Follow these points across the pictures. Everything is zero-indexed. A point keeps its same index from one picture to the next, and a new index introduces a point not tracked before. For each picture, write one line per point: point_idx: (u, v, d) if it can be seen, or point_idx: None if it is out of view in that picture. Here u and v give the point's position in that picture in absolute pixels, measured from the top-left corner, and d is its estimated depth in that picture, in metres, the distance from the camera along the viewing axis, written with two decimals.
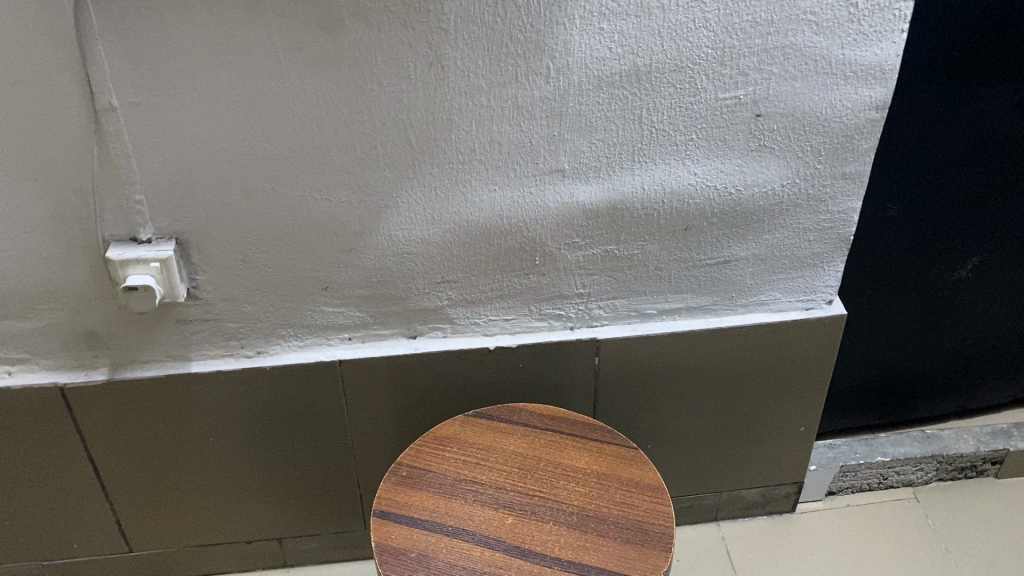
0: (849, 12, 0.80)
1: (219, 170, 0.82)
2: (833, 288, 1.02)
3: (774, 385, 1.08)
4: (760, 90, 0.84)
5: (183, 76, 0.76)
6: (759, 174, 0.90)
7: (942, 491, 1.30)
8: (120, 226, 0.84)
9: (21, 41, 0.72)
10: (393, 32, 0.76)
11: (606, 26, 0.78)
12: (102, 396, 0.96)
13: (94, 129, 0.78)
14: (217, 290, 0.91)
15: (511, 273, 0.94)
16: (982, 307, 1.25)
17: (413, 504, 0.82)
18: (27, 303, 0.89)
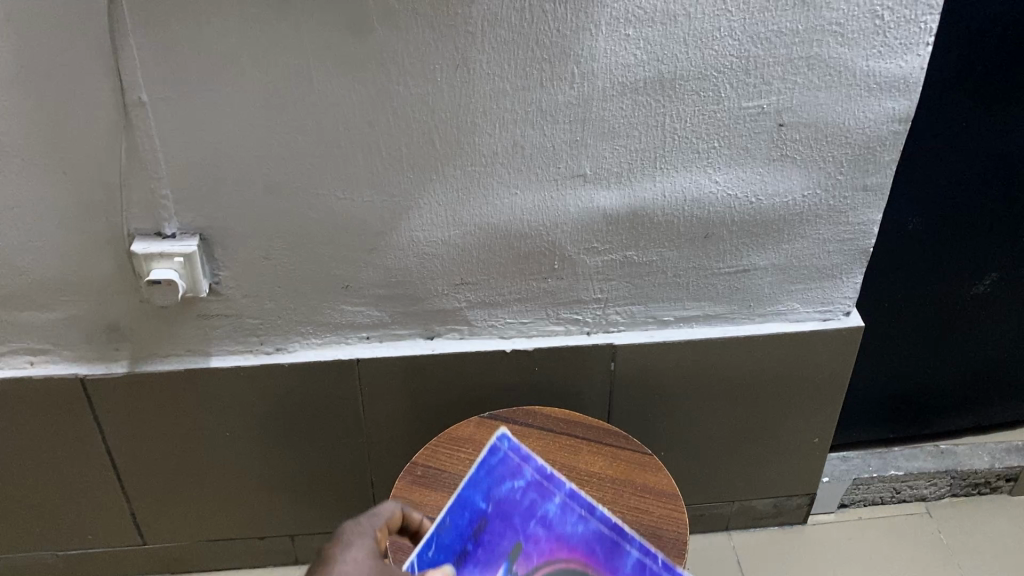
0: (874, 24, 0.80)
1: (246, 167, 0.83)
2: (851, 299, 1.02)
3: (789, 394, 1.08)
4: (784, 101, 0.84)
5: (213, 74, 0.77)
6: (781, 184, 0.90)
7: (955, 506, 1.30)
8: (145, 220, 0.85)
9: (55, 35, 0.73)
10: (421, 34, 0.76)
11: (631, 33, 0.78)
12: (123, 388, 0.97)
13: (123, 123, 0.79)
14: (238, 286, 0.92)
15: (530, 277, 0.95)
16: (1000, 325, 1.24)
17: (428, 504, 0.82)
18: (51, 294, 0.90)
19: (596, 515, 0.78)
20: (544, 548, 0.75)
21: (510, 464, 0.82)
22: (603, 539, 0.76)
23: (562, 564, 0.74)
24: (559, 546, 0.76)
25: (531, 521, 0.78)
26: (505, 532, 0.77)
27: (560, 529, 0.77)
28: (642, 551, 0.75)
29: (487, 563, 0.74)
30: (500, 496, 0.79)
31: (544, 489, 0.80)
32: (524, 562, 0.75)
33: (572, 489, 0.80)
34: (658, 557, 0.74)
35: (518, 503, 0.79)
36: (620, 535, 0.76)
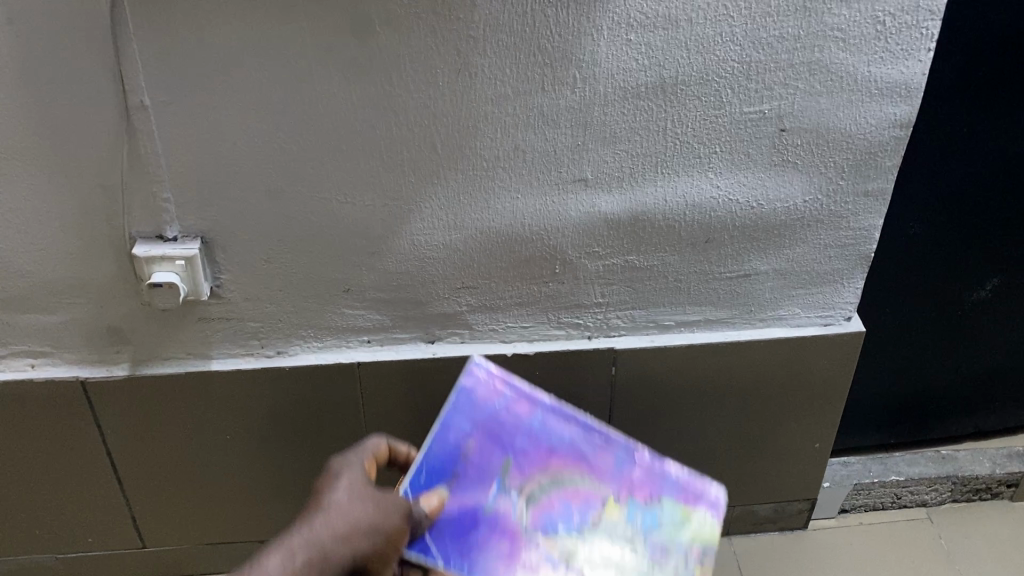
0: (876, 30, 0.80)
1: (248, 170, 0.83)
2: (852, 305, 1.02)
3: (790, 399, 1.08)
4: (786, 106, 0.84)
5: (215, 78, 0.77)
6: (782, 189, 0.90)
7: (956, 512, 1.29)
8: (147, 223, 0.85)
9: (57, 39, 0.73)
10: (423, 39, 0.77)
11: (633, 38, 0.78)
12: (124, 391, 0.97)
13: (126, 127, 0.79)
14: (239, 290, 0.92)
15: (531, 281, 0.95)
16: (1002, 330, 1.24)
17: None
18: (53, 297, 0.90)
19: (580, 424, 0.81)
20: (534, 463, 0.78)
21: (487, 388, 0.82)
22: (587, 446, 0.80)
23: (552, 474, 0.77)
24: (549, 458, 0.79)
25: (518, 438, 0.79)
26: (492, 450, 0.78)
27: (546, 443, 0.80)
28: (628, 451, 0.80)
29: (481, 483, 0.76)
30: (483, 420, 0.80)
31: (525, 407, 0.82)
32: (517, 476, 0.77)
33: (552, 402, 0.83)
34: (643, 453, 0.80)
35: (503, 425, 0.80)
36: (606, 439, 0.80)
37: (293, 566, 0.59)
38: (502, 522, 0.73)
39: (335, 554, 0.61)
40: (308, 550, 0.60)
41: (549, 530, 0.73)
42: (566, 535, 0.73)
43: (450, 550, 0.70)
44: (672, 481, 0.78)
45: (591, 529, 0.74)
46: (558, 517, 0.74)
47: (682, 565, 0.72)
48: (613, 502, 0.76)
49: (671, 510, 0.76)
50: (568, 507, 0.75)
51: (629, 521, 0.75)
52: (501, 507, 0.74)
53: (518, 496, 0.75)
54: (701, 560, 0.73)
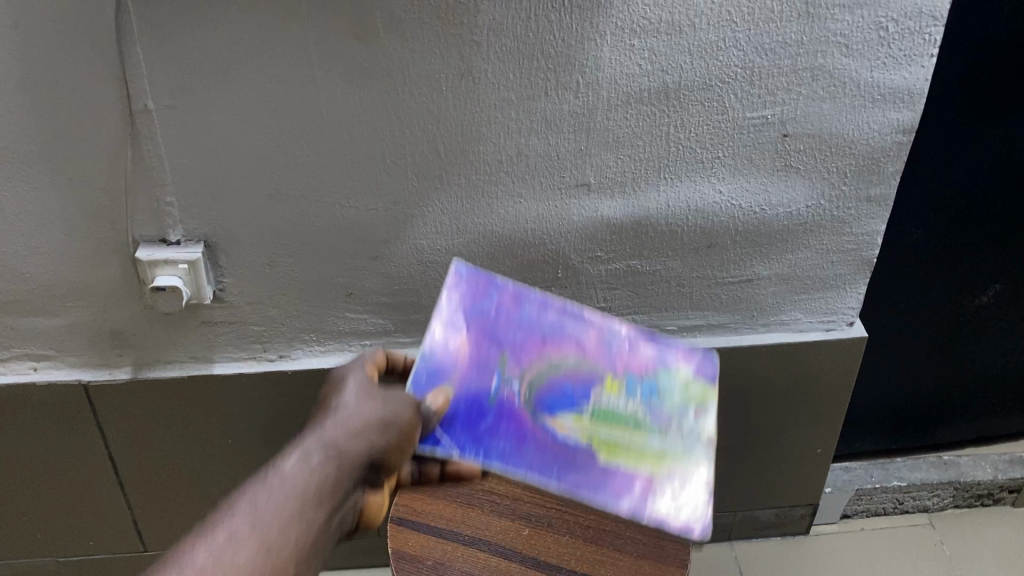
0: (879, 35, 0.80)
1: (251, 174, 0.83)
2: (854, 310, 1.02)
3: (792, 403, 1.08)
4: (788, 111, 0.84)
5: (219, 82, 0.77)
6: (785, 195, 0.90)
7: (958, 518, 1.29)
8: (150, 227, 0.86)
9: (62, 43, 0.73)
10: (427, 43, 0.77)
11: (636, 43, 0.78)
12: (126, 394, 0.97)
13: (129, 130, 0.79)
14: (242, 293, 0.92)
15: (534, 285, 0.95)
16: (1004, 336, 1.24)
17: (430, 511, 0.81)
18: (55, 300, 0.90)
19: (569, 310, 0.79)
20: (532, 353, 0.76)
21: (473, 288, 0.78)
22: (582, 331, 0.78)
23: (552, 360, 0.75)
24: (544, 346, 0.76)
25: (510, 333, 0.76)
26: (489, 345, 0.75)
27: (541, 333, 0.77)
28: (621, 330, 0.79)
29: (481, 377, 0.73)
30: (475, 320, 0.76)
31: (514, 299, 0.79)
32: (515, 368, 0.74)
33: (538, 293, 0.80)
34: (635, 331, 0.79)
35: (494, 322, 0.77)
36: (597, 321, 0.79)
37: (315, 469, 0.58)
38: (510, 411, 0.71)
39: (356, 452, 0.60)
40: (328, 450, 0.59)
41: (558, 415, 0.71)
42: (574, 417, 0.71)
43: (465, 443, 0.68)
44: (667, 357, 0.78)
45: (597, 408, 0.72)
46: (562, 401, 0.73)
47: (690, 424, 0.73)
48: (615, 379, 0.75)
49: (670, 380, 0.76)
50: (570, 389, 0.74)
51: (630, 393, 0.74)
52: (506, 397, 0.72)
53: (518, 386, 0.73)
54: (706, 417, 0.73)
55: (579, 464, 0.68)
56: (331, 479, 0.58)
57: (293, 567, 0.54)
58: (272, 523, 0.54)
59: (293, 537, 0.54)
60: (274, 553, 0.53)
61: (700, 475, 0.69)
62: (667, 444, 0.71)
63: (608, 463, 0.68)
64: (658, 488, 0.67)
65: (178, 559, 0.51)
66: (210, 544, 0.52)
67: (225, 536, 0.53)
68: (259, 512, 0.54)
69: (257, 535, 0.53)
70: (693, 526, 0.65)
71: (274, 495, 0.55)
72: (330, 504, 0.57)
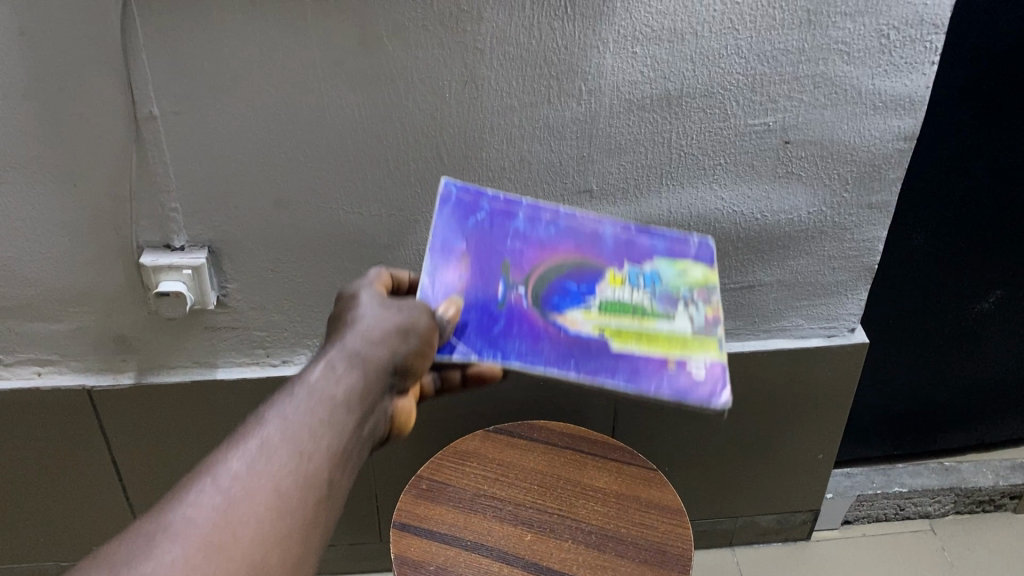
0: (880, 43, 0.80)
1: (256, 180, 0.83)
2: (856, 316, 1.02)
3: (794, 409, 1.08)
4: (790, 118, 0.84)
5: (223, 89, 0.77)
6: (786, 201, 0.90)
7: (959, 524, 1.30)
8: (155, 233, 0.86)
9: (68, 50, 0.74)
10: (431, 51, 0.77)
11: (638, 50, 0.79)
12: (130, 399, 0.97)
13: (134, 137, 0.79)
14: (245, 299, 0.92)
15: None
16: (1005, 342, 1.24)
17: (433, 517, 0.82)
18: (60, 305, 0.90)
19: (563, 215, 0.75)
20: (532, 258, 0.71)
21: (465, 202, 0.73)
22: (577, 231, 0.74)
23: (553, 262, 0.71)
24: (544, 249, 0.72)
25: (508, 241, 0.72)
26: (490, 255, 0.71)
27: (537, 238, 0.73)
28: (617, 228, 0.75)
29: (486, 285, 0.69)
30: (471, 232, 0.71)
31: (507, 209, 0.74)
32: (519, 272, 0.70)
33: (531, 201, 0.75)
34: (632, 228, 0.76)
35: (490, 232, 0.72)
36: (592, 222, 0.75)
37: (341, 375, 0.52)
38: (520, 312, 0.67)
39: (379, 359, 0.55)
40: (351, 358, 0.54)
41: (568, 312, 0.68)
42: (584, 311, 0.68)
43: (481, 347, 0.64)
44: (663, 248, 0.75)
45: (604, 301, 0.69)
46: (569, 298, 0.69)
47: (694, 308, 0.70)
48: (619, 273, 0.71)
49: (671, 270, 0.73)
50: (576, 286, 0.70)
51: (635, 284, 0.71)
52: (515, 301, 0.68)
53: (525, 290, 0.69)
54: (710, 300, 0.71)
55: (598, 354, 0.64)
56: (358, 385, 0.53)
57: (332, 475, 0.48)
58: (306, 430, 0.48)
59: (327, 443, 0.48)
60: (312, 458, 0.47)
61: (714, 354, 0.66)
62: (676, 328, 0.68)
63: (626, 350, 0.65)
64: (678, 368, 0.64)
65: (206, 470, 0.45)
66: (241, 451, 0.45)
67: (256, 442, 0.46)
68: (290, 418, 0.48)
69: (292, 442, 0.47)
70: (721, 398, 0.62)
71: (302, 402, 0.49)
72: (360, 409, 0.52)
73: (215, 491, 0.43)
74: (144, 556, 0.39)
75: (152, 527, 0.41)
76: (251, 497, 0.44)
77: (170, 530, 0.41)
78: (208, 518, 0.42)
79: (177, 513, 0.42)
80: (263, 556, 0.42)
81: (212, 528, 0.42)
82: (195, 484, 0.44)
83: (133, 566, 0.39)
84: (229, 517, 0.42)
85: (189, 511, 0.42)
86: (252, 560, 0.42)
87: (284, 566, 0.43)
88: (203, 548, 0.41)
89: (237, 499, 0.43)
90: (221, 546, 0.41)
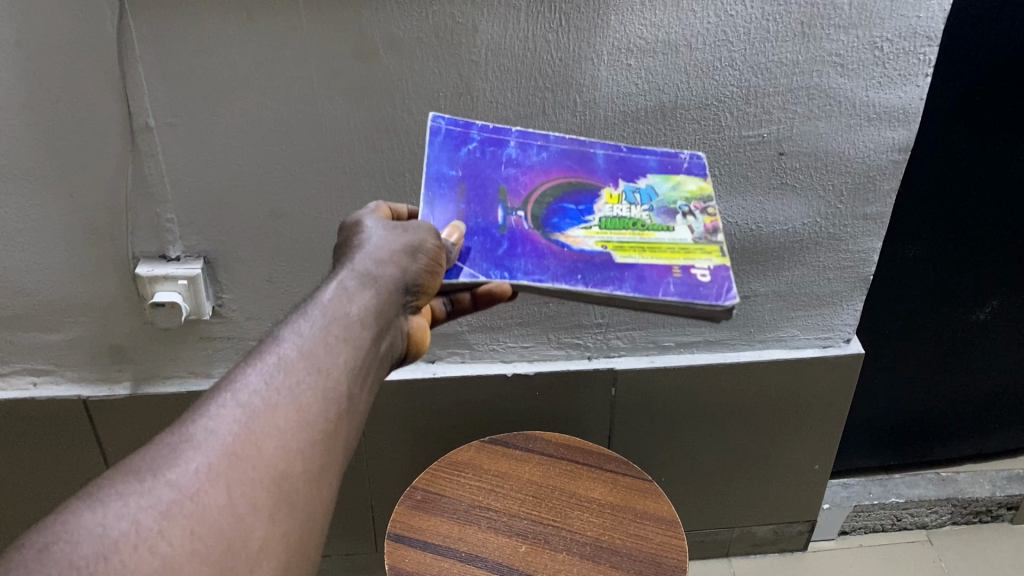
0: (874, 55, 0.81)
1: (251, 191, 0.84)
2: (851, 327, 1.02)
3: (790, 420, 1.08)
4: (785, 130, 0.85)
5: (219, 100, 0.78)
6: (781, 212, 0.91)
7: (956, 534, 1.29)
8: (151, 244, 0.86)
9: (63, 61, 0.74)
10: (426, 63, 0.78)
11: (633, 62, 0.79)
12: (125, 409, 0.97)
13: (130, 148, 0.80)
14: (241, 309, 0.92)
15: (532, 301, 0.95)
16: (1001, 352, 1.24)
17: (427, 528, 0.82)
18: (56, 316, 0.91)
19: (553, 141, 0.72)
20: (527, 182, 0.68)
21: (454, 133, 0.70)
22: (568, 155, 0.71)
23: (548, 184, 0.68)
24: (538, 173, 0.69)
25: (501, 167, 0.69)
26: (485, 182, 0.68)
27: (529, 163, 0.70)
28: (608, 149, 0.72)
29: (484, 210, 0.66)
30: (462, 161, 0.68)
31: (496, 139, 0.71)
32: (516, 197, 0.67)
33: (519, 131, 0.73)
34: (623, 149, 0.73)
35: (482, 160, 0.69)
36: (582, 146, 0.72)
37: (354, 293, 0.50)
38: (522, 235, 0.64)
39: (391, 278, 0.53)
40: (362, 278, 0.52)
41: (568, 231, 0.65)
42: (584, 229, 0.65)
43: (487, 268, 0.61)
44: (657, 164, 0.72)
45: (603, 219, 0.66)
46: (568, 218, 0.66)
47: (693, 217, 0.67)
48: (615, 191, 0.68)
49: (665, 184, 0.70)
50: (573, 206, 0.67)
51: (632, 200, 0.68)
52: (515, 224, 0.65)
53: (525, 213, 0.66)
54: (708, 208, 0.68)
55: (603, 267, 0.62)
56: (371, 304, 0.51)
57: (351, 390, 0.46)
58: (323, 347, 0.46)
59: (344, 359, 0.47)
60: (330, 374, 0.45)
61: (720, 259, 0.64)
62: (678, 238, 0.65)
63: (630, 262, 0.62)
64: (685, 274, 0.61)
65: (224, 385, 0.43)
66: (259, 367, 0.44)
67: (273, 359, 0.45)
68: (305, 337, 0.46)
69: (309, 359, 0.45)
70: (730, 298, 0.60)
71: (316, 320, 0.48)
72: (375, 327, 0.50)
73: (235, 405, 0.42)
74: (168, 465, 0.39)
75: (174, 438, 0.41)
76: (270, 410, 0.42)
77: (191, 441, 0.40)
78: (229, 430, 0.41)
79: (198, 425, 0.41)
80: (286, 468, 0.41)
81: (233, 440, 0.41)
82: (214, 399, 0.42)
83: (158, 475, 0.39)
84: (250, 429, 0.41)
85: (211, 424, 0.41)
86: (275, 471, 0.41)
87: (306, 479, 0.42)
88: (223, 459, 0.40)
89: (256, 412, 0.42)
90: (243, 457, 0.40)
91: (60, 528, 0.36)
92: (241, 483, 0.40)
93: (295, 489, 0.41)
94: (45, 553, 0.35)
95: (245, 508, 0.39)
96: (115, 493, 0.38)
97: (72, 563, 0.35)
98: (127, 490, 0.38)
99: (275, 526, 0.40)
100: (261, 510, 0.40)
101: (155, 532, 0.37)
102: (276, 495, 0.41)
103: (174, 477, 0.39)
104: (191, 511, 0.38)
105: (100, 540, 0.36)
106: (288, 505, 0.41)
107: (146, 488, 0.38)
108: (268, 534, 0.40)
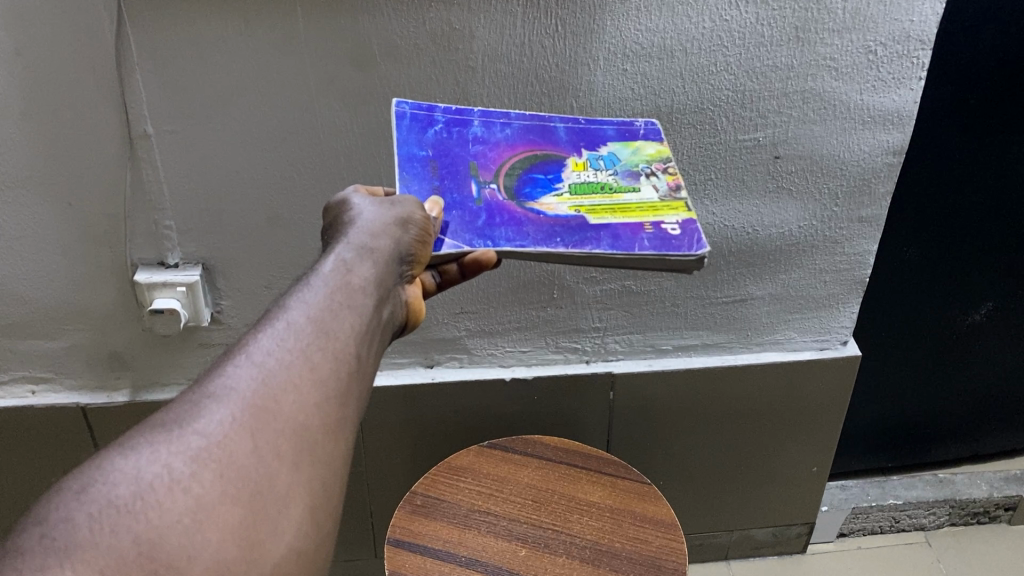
0: (868, 59, 0.81)
1: (250, 199, 0.84)
2: (848, 329, 1.03)
3: (789, 423, 1.09)
4: (780, 134, 0.85)
5: (217, 107, 0.78)
6: (776, 216, 0.91)
7: (954, 536, 1.30)
8: (150, 250, 0.86)
9: (61, 68, 0.74)
10: (423, 70, 0.78)
11: (629, 68, 0.80)
12: (123, 415, 0.97)
13: (128, 155, 0.80)
14: (240, 315, 0.92)
15: (529, 306, 0.95)
16: (995, 354, 1.25)
17: (427, 533, 0.82)
18: (54, 323, 0.91)
19: (515, 118, 0.74)
20: (495, 156, 0.69)
21: (419, 116, 0.71)
22: (529, 129, 0.72)
23: (514, 157, 0.69)
24: (504, 147, 0.70)
25: (468, 145, 0.69)
26: (455, 160, 0.67)
27: (493, 139, 0.71)
28: (568, 122, 0.74)
29: (458, 185, 0.65)
30: (430, 141, 0.69)
31: (461, 121, 0.72)
32: (487, 171, 0.67)
33: (482, 111, 0.74)
34: (582, 121, 0.75)
35: (449, 139, 0.69)
36: (543, 121, 0.74)
37: (353, 263, 0.49)
38: (498, 206, 0.64)
39: (388, 249, 0.52)
40: (359, 250, 0.51)
41: (540, 199, 0.65)
42: (555, 196, 0.65)
43: (470, 238, 0.60)
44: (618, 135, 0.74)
45: (571, 185, 0.66)
46: (539, 187, 0.66)
47: (656, 176, 0.68)
48: (579, 159, 0.69)
49: (626, 149, 0.71)
50: (542, 174, 0.67)
51: (597, 167, 0.68)
52: (490, 197, 0.65)
53: (498, 186, 0.66)
54: (669, 168, 0.69)
55: (580, 229, 0.61)
56: (371, 273, 0.49)
57: (360, 352, 0.45)
58: (330, 312, 0.45)
59: (351, 323, 0.45)
60: (339, 338, 0.44)
61: (688, 212, 0.64)
62: (646, 197, 0.65)
63: (604, 222, 0.62)
64: (656, 228, 0.61)
65: (236, 350, 0.42)
66: (269, 331, 0.43)
67: (283, 324, 0.43)
68: (311, 302, 0.45)
69: (318, 323, 0.44)
70: (703, 246, 0.59)
71: (319, 288, 0.46)
72: (376, 294, 0.49)
73: (249, 364, 0.41)
74: (193, 418, 0.38)
75: (196, 395, 0.40)
76: (285, 369, 0.41)
77: (213, 396, 0.39)
78: (248, 386, 0.40)
79: (217, 383, 0.40)
80: (306, 422, 0.40)
81: (253, 395, 0.40)
82: (229, 360, 0.42)
83: (184, 426, 0.38)
84: (268, 385, 0.40)
85: (230, 380, 0.40)
86: (296, 423, 0.40)
87: (325, 432, 0.41)
88: (245, 411, 0.39)
89: (272, 370, 0.41)
90: (264, 410, 0.39)
91: (93, 473, 0.36)
92: (265, 433, 0.39)
93: (316, 442, 0.40)
94: (83, 493, 0.35)
95: (271, 457, 0.38)
96: (144, 442, 0.37)
97: (109, 504, 0.34)
98: (155, 440, 0.37)
99: (300, 473, 0.39)
100: (286, 459, 0.39)
101: (187, 476, 0.36)
102: (299, 445, 0.39)
103: (200, 427, 0.38)
104: (220, 458, 0.37)
105: (134, 483, 0.35)
106: (311, 454, 0.40)
107: (174, 437, 0.38)
108: (294, 482, 0.39)
